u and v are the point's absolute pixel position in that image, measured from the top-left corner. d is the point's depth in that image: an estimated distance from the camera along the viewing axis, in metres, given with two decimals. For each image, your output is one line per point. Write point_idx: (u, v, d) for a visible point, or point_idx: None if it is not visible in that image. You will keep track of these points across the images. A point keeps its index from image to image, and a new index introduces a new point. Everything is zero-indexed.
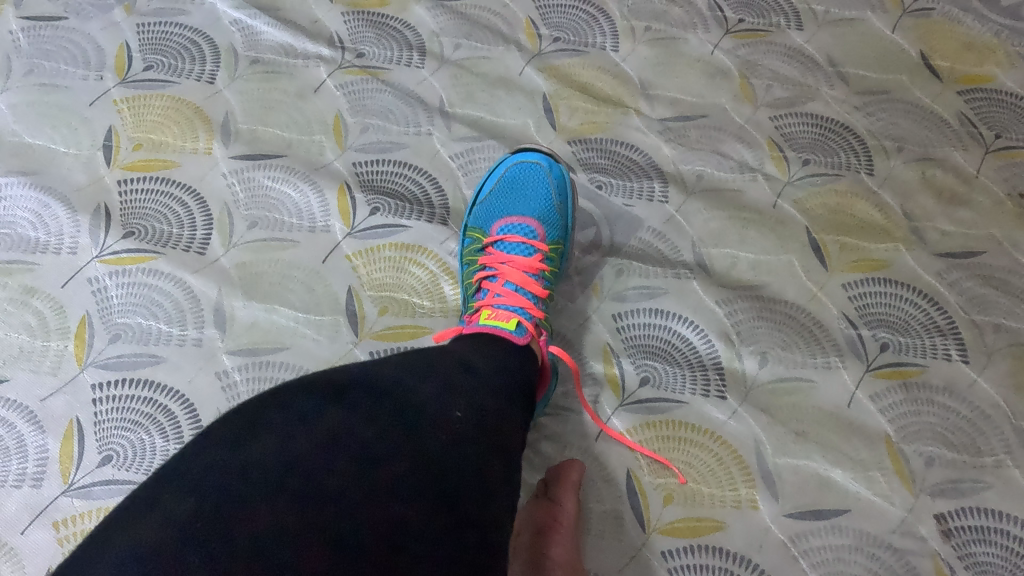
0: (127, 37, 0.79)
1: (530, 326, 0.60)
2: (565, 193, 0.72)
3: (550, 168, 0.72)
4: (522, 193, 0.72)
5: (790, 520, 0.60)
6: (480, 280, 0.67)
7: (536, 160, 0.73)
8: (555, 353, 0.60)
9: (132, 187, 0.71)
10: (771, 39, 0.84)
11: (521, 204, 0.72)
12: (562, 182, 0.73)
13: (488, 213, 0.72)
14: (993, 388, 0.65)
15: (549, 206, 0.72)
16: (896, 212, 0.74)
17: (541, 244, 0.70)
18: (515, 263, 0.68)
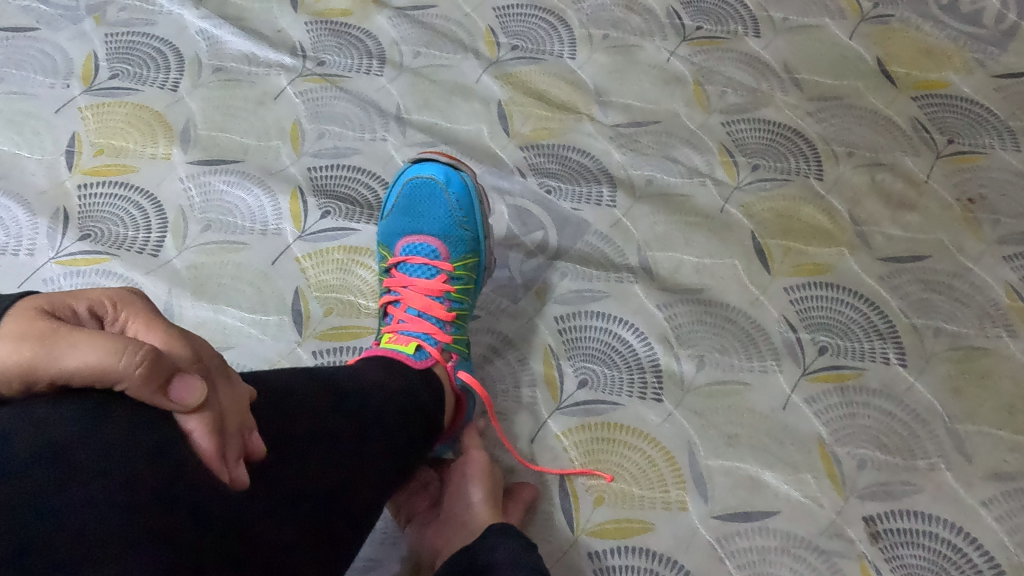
0: (95, 46, 0.82)
1: (432, 351, 0.61)
2: (468, 204, 0.70)
3: (445, 182, 0.70)
4: (420, 211, 0.71)
5: (718, 521, 0.61)
6: (385, 306, 0.67)
7: (431, 176, 0.71)
8: (463, 379, 0.62)
9: (91, 190, 0.73)
10: (727, 46, 0.85)
11: (422, 222, 0.71)
12: (461, 193, 0.71)
13: (390, 232, 0.71)
14: (930, 391, 0.65)
15: (450, 223, 0.70)
16: (844, 216, 0.74)
17: (445, 264, 0.69)
18: (418, 287, 0.67)
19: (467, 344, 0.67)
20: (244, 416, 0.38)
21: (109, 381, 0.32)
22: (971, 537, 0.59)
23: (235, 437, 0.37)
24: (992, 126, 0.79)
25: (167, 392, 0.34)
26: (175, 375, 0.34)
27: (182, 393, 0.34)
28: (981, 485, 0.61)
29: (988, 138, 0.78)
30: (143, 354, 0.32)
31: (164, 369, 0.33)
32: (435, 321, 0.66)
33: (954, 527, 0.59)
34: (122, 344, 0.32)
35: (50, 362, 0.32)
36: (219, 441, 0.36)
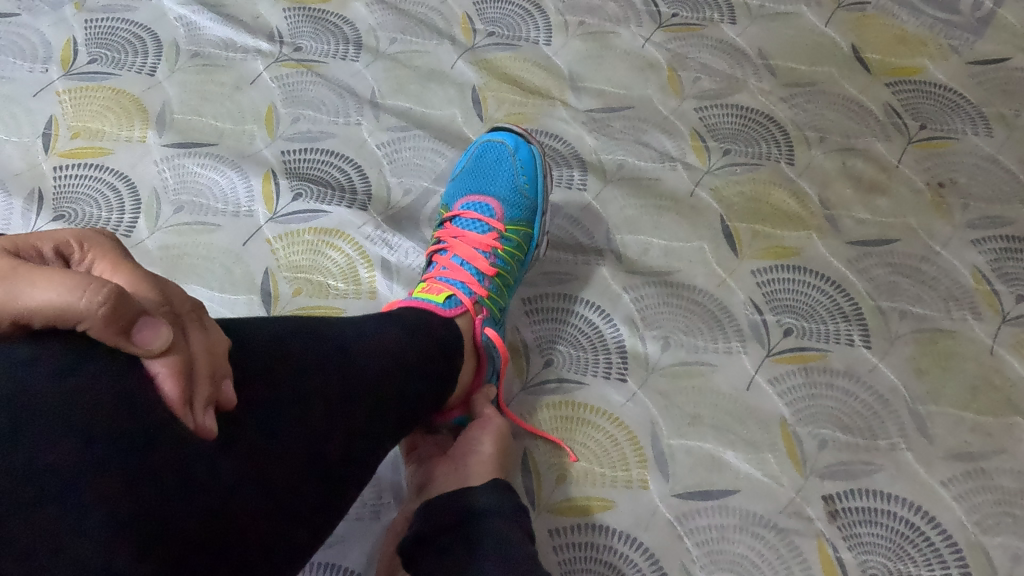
0: (75, 32, 0.83)
1: (464, 300, 0.61)
2: (532, 172, 0.72)
3: (513, 148, 0.72)
4: (488, 172, 0.73)
5: (679, 500, 0.61)
6: (432, 254, 0.68)
7: (503, 140, 0.73)
8: (489, 336, 0.61)
9: (66, 172, 0.74)
10: (703, 33, 0.85)
11: (485, 184, 0.72)
12: (527, 161, 0.72)
13: (454, 191, 0.73)
14: (894, 373, 0.65)
15: (512, 187, 0.72)
16: (813, 200, 0.75)
17: (498, 223, 0.70)
18: (468, 239, 0.68)
19: (500, 306, 0.66)
20: (219, 365, 0.36)
21: (70, 320, 0.30)
22: (930, 517, 0.59)
23: (205, 384, 0.35)
24: (965, 113, 0.79)
25: (130, 335, 0.32)
26: (139, 317, 0.32)
27: (145, 336, 0.32)
28: (941, 466, 0.61)
29: (961, 123, 0.78)
30: (106, 292, 0.30)
31: (128, 310, 0.31)
32: (476, 273, 0.66)
33: (912, 506, 0.59)
34: (85, 281, 0.30)
35: (10, 301, 0.30)
36: (186, 387, 0.34)
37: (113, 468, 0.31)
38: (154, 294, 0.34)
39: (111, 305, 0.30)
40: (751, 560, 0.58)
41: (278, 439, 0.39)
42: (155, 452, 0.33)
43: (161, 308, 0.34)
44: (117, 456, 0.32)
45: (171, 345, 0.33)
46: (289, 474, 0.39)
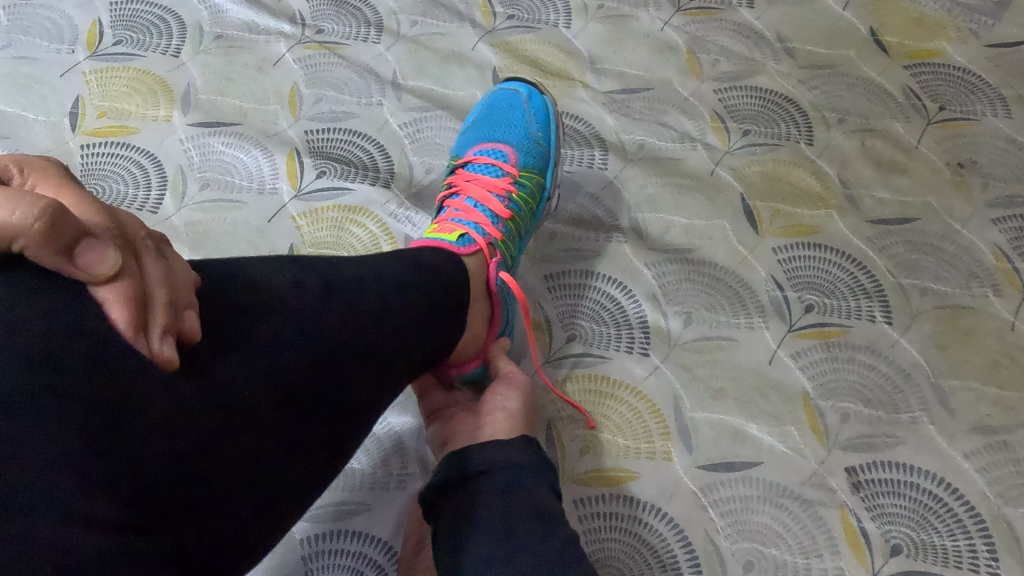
0: (99, 13, 0.83)
1: (477, 239, 0.60)
2: (545, 122, 0.74)
3: (528, 96, 0.74)
4: (502, 120, 0.74)
5: (702, 471, 0.61)
6: (445, 199, 0.68)
7: (516, 89, 0.75)
8: (503, 277, 0.60)
9: (94, 150, 0.75)
10: (721, 16, 0.85)
11: (499, 132, 0.73)
12: (540, 110, 0.74)
13: (467, 140, 0.74)
14: (915, 348, 0.65)
15: (525, 134, 0.73)
16: (833, 179, 0.75)
17: (511, 169, 0.71)
18: (482, 184, 0.69)
19: (513, 250, 0.67)
20: (175, 295, 0.35)
21: (5, 240, 0.29)
22: (952, 488, 0.59)
23: (160, 313, 0.34)
24: (985, 95, 0.78)
25: (71, 257, 0.31)
26: (80, 238, 0.31)
27: (90, 260, 0.32)
28: (963, 438, 0.61)
29: (980, 105, 0.78)
30: (40, 207, 0.29)
31: (67, 228, 0.30)
32: (490, 214, 0.66)
33: (935, 478, 0.60)
34: (18, 198, 0.29)
35: None
36: (136, 314, 0.33)
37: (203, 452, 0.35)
38: (101, 219, 0.33)
39: (45, 222, 0.29)
40: (775, 530, 0.59)
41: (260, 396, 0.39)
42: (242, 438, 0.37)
43: (109, 234, 0.33)
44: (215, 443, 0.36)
45: (117, 269, 0.33)
46: (271, 428, 0.39)
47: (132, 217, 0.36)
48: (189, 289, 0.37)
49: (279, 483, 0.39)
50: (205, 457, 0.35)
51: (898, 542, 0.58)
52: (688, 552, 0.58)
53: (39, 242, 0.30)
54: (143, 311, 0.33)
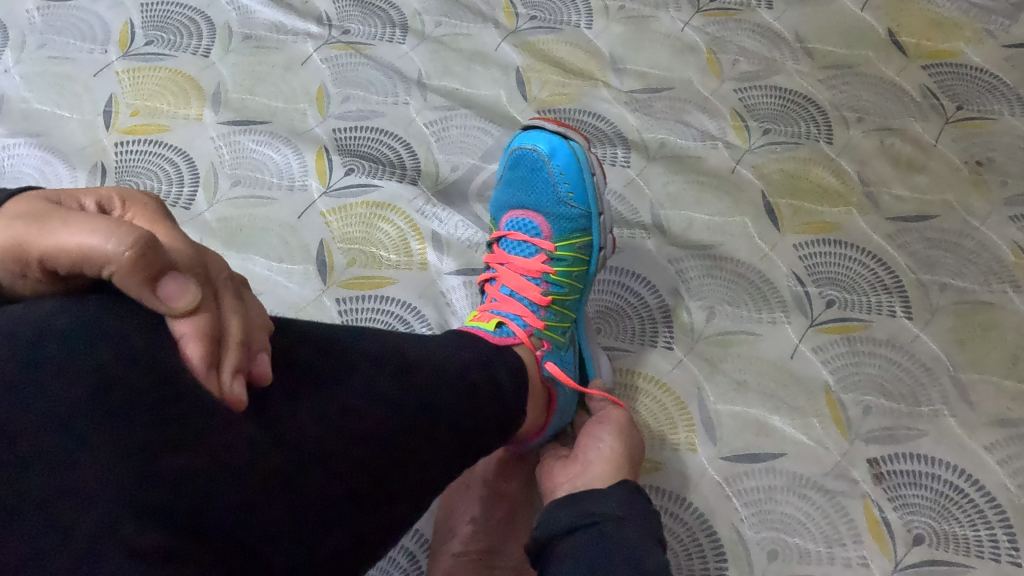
0: (131, 14, 0.85)
1: (516, 332, 0.59)
2: (576, 180, 0.66)
3: (549, 156, 0.66)
4: (527, 184, 0.68)
5: (726, 462, 0.63)
6: (483, 284, 0.67)
7: (534, 148, 0.67)
8: (550, 371, 0.59)
9: (127, 148, 0.77)
10: (740, 17, 0.86)
11: (527, 197, 0.68)
12: (569, 166, 0.66)
13: (497, 203, 0.71)
14: (936, 342, 0.66)
15: (556, 199, 0.67)
16: (852, 177, 0.76)
17: (545, 243, 0.67)
18: (515, 266, 0.67)
19: (562, 331, 0.65)
20: (249, 338, 0.35)
21: (95, 265, 0.31)
22: (973, 479, 0.60)
23: (233, 352, 0.34)
24: (1002, 94, 0.79)
25: (155, 288, 0.32)
26: (166, 270, 0.32)
27: (172, 292, 0.32)
28: (983, 431, 0.62)
29: (997, 104, 0.78)
30: (133, 237, 0.30)
31: (157, 259, 0.31)
32: (529, 304, 0.65)
33: (956, 470, 0.61)
34: (116, 227, 0.30)
35: (46, 240, 0.31)
36: (208, 350, 0.34)
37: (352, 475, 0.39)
38: (189, 255, 0.34)
39: (137, 250, 0.30)
40: (799, 519, 0.60)
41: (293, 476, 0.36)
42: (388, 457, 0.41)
43: (192, 270, 0.34)
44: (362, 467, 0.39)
45: (197, 306, 0.33)
46: (308, 506, 0.36)
47: (218, 258, 0.37)
48: (262, 332, 0.37)
49: (324, 536, 0.37)
50: (251, 482, 0.34)
51: (920, 532, 0.59)
52: (714, 542, 0.60)
53: (125, 271, 0.30)
54: (215, 347, 0.34)
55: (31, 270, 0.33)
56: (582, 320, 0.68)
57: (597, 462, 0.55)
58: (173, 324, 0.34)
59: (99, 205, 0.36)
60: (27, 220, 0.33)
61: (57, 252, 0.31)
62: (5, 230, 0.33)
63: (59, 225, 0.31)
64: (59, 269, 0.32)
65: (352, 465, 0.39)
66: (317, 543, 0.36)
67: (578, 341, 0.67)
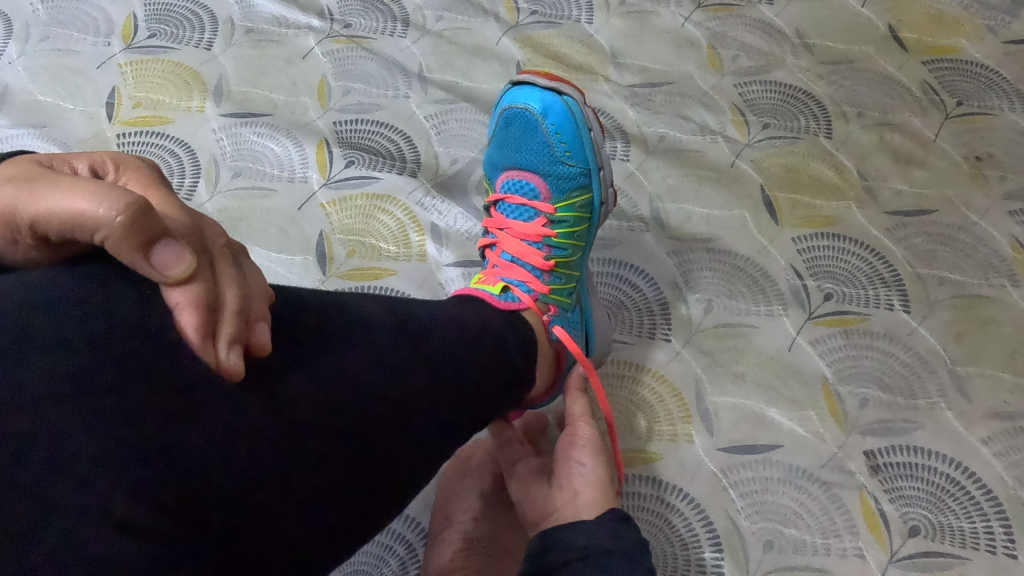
0: (133, 7, 0.85)
1: (521, 296, 0.58)
2: (571, 136, 0.65)
3: (542, 112, 0.65)
4: (522, 144, 0.67)
5: (723, 453, 0.63)
6: (484, 249, 0.67)
7: (526, 106, 0.66)
8: (557, 334, 0.58)
9: (130, 139, 0.78)
10: (741, 12, 0.86)
11: (523, 158, 0.67)
12: (564, 124, 0.65)
13: (494, 165, 0.70)
14: (934, 336, 0.66)
15: (552, 158, 0.66)
16: (851, 171, 0.76)
17: (544, 205, 0.66)
18: (515, 231, 0.66)
19: (569, 293, 0.65)
20: (249, 307, 0.35)
21: (86, 229, 0.30)
22: (969, 472, 0.60)
23: (229, 321, 0.33)
24: (1003, 90, 0.79)
25: (147, 254, 0.31)
26: (159, 236, 0.31)
27: (165, 260, 0.31)
28: (980, 424, 0.62)
29: (997, 99, 0.78)
30: (122, 200, 0.29)
31: (149, 224, 0.30)
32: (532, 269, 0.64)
33: (952, 462, 0.61)
34: (104, 189, 0.30)
35: (36, 203, 0.31)
36: (204, 321, 0.33)
37: (349, 446, 0.39)
38: (183, 221, 0.33)
39: (126, 214, 0.29)
40: (795, 511, 0.61)
41: (280, 454, 0.36)
42: (389, 435, 0.41)
43: (187, 237, 0.33)
44: (358, 440, 0.39)
45: (192, 274, 0.32)
46: (304, 476, 0.37)
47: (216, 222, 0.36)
48: (262, 300, 0.36)
49: (318, 503, 0.37)
50: (245, 453, 0.35)
51: (916, 523, 0.59)
52: (710, 533, 0.60)
53: (113, 236, 0.30)
54: (209, 317, 0.33)
55: (24, 237, 0.33)
56: (585, 280, 0.67)
57: (584, 489, 0.51)
58: (169, 294, 0.33)
59: (92, 170, 0.36)
60: (18, 184, 0.32)
61: (48, 216, 0.31)
62: None
63: (48, 188, 0.31)
64: (51, 233, 0.32)
65: (340, 443, 0.38)
66: (313, 508, 0.37)
67: (582, 300, 0.66)
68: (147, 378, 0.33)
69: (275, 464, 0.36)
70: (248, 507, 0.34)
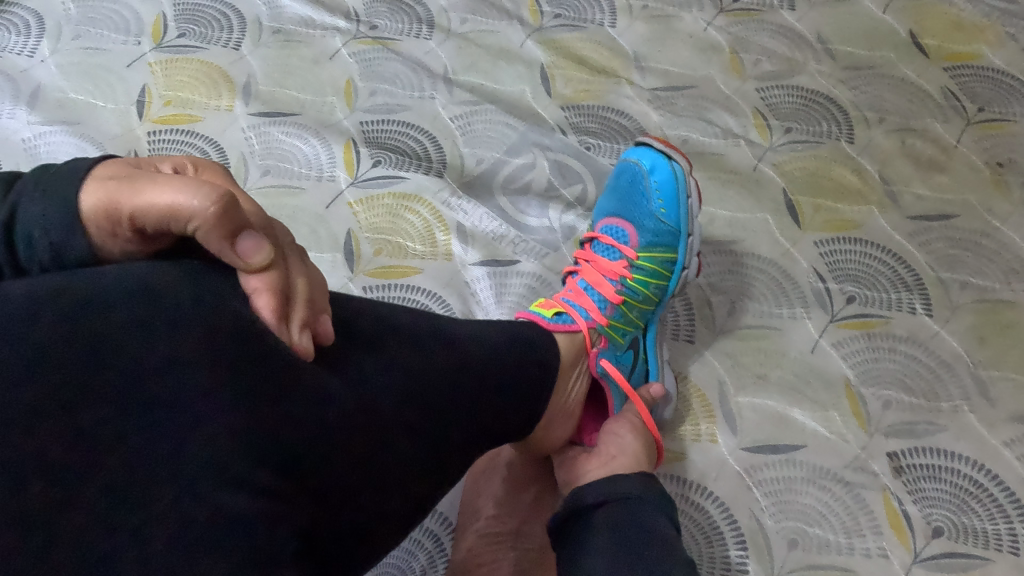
0: (164, 7, 0.86)
1: (574, 319, 0.60)
2: (672, 195, 0.67)
3: (649, 169, 0.67)
4: (627, 195, 0.69)
5: (747, 453, 0.64)
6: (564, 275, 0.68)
7: (636, 161, 0.68)
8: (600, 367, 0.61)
9: (160, 137, 0.79)
10: (763, 18, 0.87)
11: (625, 206, 0.69)
12: (666, 185, 0.67)
13: (599, 208, 0.71)
14: (956, 339, 0.67)
15: (648, 212, 0.67)
16: (873, 176, 0.77)
17: (630, 250, 0.67)
18: (599, 266, 0.67)
19: (624, 333, 0.66)
20: (316, 297, 0.39)
21: (182, 220, 0.34)
22: (992, 473, 0.61)
23: (300, 307, 0.38)
24: None
25: (233, 244, 0.35)
26: (243, 229, 0.35)
27: (247, 249, 0.36)
28: (1003, 427, 0.63)
29: (1018, 106, 0.79)
30: (215, 195, 0.33)
31: (234, 217, 0.34)
32: (601, 299, 0.65)
33: (975, 464, 0.61)
34: (197, 186, 0.34)
35: (135, 197, 0.34)
36: (278, 305, 0.37)
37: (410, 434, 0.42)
38: (259, 218, 0.38)
39: (219, 206, 0.33)
40: (819, 510, 0.61)
41: (360, 422, 0.39)
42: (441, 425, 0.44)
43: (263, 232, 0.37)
44: (420, 429, 0.43)
45: (269, 263, 0.36)
46: (375, 457, 0.40)
47: (281, 226, 0.40)
48: (324, 292, 0.40)
49: (387, 482, 0.41)
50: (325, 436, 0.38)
51: (940, 524, 0.59)
52: (735, 531, 0.61)
53: (204, 226, 0.34)
54: (281, 304, 0.37)
55: (123, 230, 0.35)
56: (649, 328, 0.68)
57: (622, 454, 0.56)
58: (246, 280, 0.37)
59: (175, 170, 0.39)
60: (119, 179, 0.35)
61: (147, 209, 0.34)
62: (99, 187, 0.35)
63: (147, 183, 0.34)
64: (144, 226, 0.35)
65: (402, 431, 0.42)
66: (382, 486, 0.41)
67: (639, 346, 0.67)
68: (240, 355, 0.35)
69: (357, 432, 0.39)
70: (340, 471, 0.38)
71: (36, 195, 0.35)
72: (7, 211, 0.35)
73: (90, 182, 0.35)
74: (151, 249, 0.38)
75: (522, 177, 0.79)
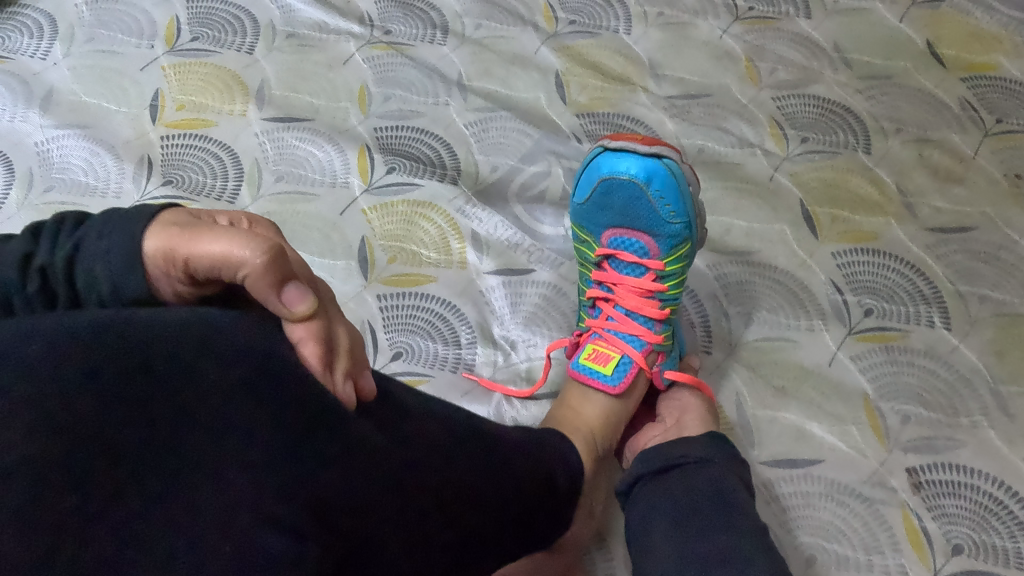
0: (176, 10, 0.86)
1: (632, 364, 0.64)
2: (677, 198, 0.63)
3: (647, 180, 0.62)
4: (626, 208, 0.65)
5: (765, 467, 0.64)
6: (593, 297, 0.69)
7: (630, 177, 0.63)
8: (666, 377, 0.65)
9: (173, 142, 0.78)
10: (779, 26, 0.86)
11: (630, 217, 0.66)
12: (667, 188, 0.63)
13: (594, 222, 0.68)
14: (975, 353, 0.67)
15: (659, 219, 0.64)
16: (891, 187, 0.76)
17: (653, 262, 0.67)
18: (628, 285, 0.68)
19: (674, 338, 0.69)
20: (353, 352, 0.40)
21: (232, 268, 0.35)
22: (1012, 490, 0.60)
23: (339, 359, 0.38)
24: None
25: (280, 294, 0.36)
26: (290, 279, 0.36)
27: (293, 299, 0.36)
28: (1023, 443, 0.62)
29: None
30: (265, 247, 0.35)
31: (281, 266, 0.36)
32: (646, 319, 0.67)
33: (995, 481, 0.61)
34: (249, 238, 0.35)
35: (192, 245, 0.35)
36: (322, 353, 0.37)
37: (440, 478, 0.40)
38: (303, 275, 0.39)
39: (268, 257, 0.35)
40: (837, 526, 0.61)
41: (397, 472, 0.38)
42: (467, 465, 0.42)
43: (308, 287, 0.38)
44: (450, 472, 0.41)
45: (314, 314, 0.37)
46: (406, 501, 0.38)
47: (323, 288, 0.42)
48: (361, 352, 0.41)
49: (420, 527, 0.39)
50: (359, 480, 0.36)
51: (959, 542, 0.59)
52: None
53: (255, 275, 0.35)
54: (324, 354, 0.37)
55: (177, 274, 0.36)
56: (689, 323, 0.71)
57: (689, 413, 0.61)
58: (290, 329, 0.37)
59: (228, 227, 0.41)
60: (180, 226, 0.36)
61: (202, 255, 0.35)
62: (160, 233, 0.36)
63: (205, 233, 0.36)
64: (199, 273, 0.36)
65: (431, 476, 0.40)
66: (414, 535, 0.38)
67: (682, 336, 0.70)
68: (274, 380, 0.34)
69: (388, 484, 0.37)
70: (374, 516, 0.36)
71: (96, 236, 0.36)
72: (68, 254, 0.36)
73: (152, 227, 0.36)
74: (201, 293, 0.38)
75: (537, 185, 0.78)
